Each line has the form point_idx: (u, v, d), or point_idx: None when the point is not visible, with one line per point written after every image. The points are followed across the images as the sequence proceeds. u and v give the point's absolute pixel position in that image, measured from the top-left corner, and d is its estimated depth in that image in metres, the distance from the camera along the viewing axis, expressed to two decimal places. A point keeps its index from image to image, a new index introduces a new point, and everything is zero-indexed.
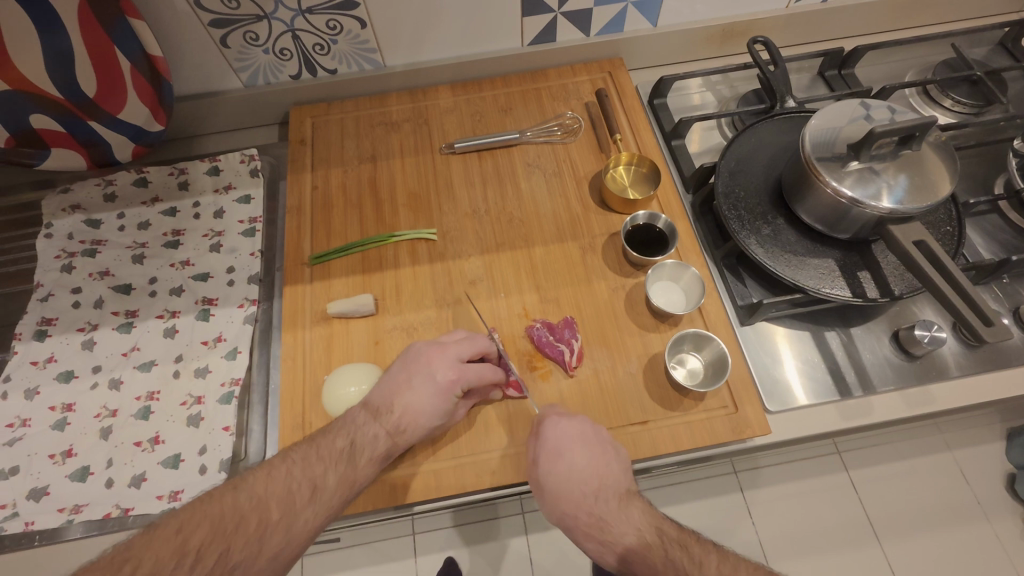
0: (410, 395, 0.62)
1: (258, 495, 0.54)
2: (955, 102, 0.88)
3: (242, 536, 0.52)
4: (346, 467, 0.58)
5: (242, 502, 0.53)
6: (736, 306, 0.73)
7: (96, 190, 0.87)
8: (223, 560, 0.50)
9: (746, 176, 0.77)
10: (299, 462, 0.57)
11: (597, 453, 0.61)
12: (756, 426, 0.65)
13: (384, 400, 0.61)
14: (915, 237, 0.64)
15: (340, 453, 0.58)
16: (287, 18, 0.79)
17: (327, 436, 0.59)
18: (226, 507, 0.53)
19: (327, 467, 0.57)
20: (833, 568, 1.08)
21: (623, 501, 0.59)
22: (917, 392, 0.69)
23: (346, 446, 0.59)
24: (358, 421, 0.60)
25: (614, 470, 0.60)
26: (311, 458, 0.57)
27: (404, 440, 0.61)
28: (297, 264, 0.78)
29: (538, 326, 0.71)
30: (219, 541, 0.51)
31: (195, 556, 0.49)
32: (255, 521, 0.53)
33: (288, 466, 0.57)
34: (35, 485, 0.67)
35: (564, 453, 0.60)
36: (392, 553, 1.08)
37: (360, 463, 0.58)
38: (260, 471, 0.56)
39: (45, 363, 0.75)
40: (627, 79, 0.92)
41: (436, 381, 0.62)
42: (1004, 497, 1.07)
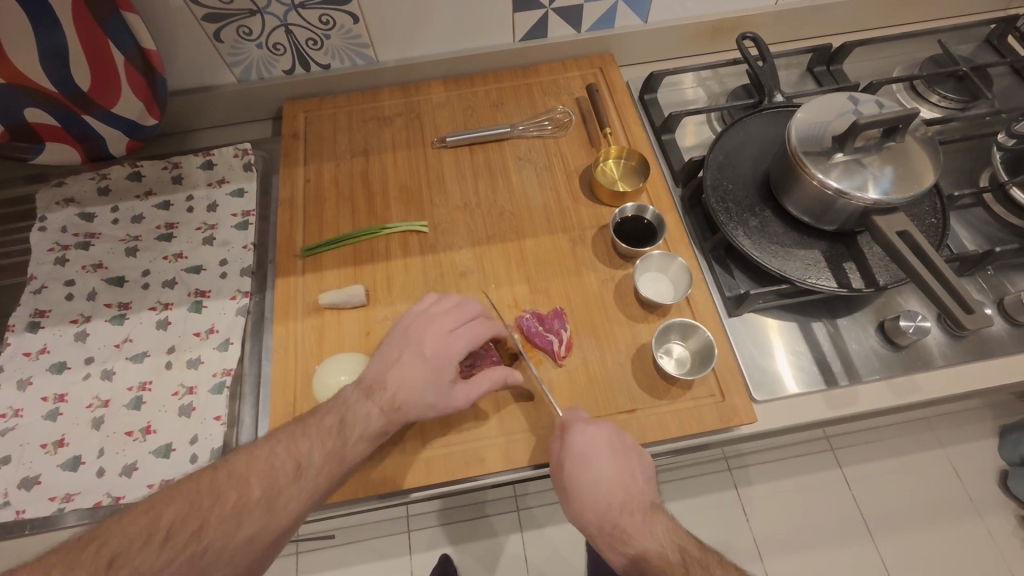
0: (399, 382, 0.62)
1: (237, 473, 0.56)
2: (942, 97, 0.90)
3: (217, 513, 0.53)
4: (333, 449, 0.58)
5: (219, 480, 0.55)
6: (724, 297, 0.74)
7: (90, 184, 0.88)
8: (198, 537, 0.52)
9: (734, 169, 0.78)
10: (283, 441, 0.58)
11: (624, 464, 0.60)
12: (743, 414, 0.66)
13: (374, 386, 0.61)
14: (899, 228, 0.65)
15: (328, 430, 0.59)
16: (280, 13, 0.79)
17: (316, 416, 0.60)
18: (203, 484, 0.55)
19: (311, 445, 0.58)
20: (826, 564, 1.09)
21: (647, 515, 0.59)
22: (902, 381, 0.70)
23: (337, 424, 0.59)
24: (347, 401, 0.61)
25: (640, 482, 0.60)
26: (296, 439, 0.58)
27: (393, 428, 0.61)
28: (290, 256, 0.78)
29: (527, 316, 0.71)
30: (192, 519, 0.53)
31: (164, 534, 0.52)
32: (232, 500, 0.54)
33: (271, 446, 0.58)
34: (27, 475, 0.67)
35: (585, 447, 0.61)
36: (387, 550, 1.09)
37: (350, 441, 0.59)
38: (241, 451, 0.57)
39: (38, 355, 0.75)
40: (618, 75, 0.93)
41: (423, 366, 0.63)
42: (996, 493, 1.08)
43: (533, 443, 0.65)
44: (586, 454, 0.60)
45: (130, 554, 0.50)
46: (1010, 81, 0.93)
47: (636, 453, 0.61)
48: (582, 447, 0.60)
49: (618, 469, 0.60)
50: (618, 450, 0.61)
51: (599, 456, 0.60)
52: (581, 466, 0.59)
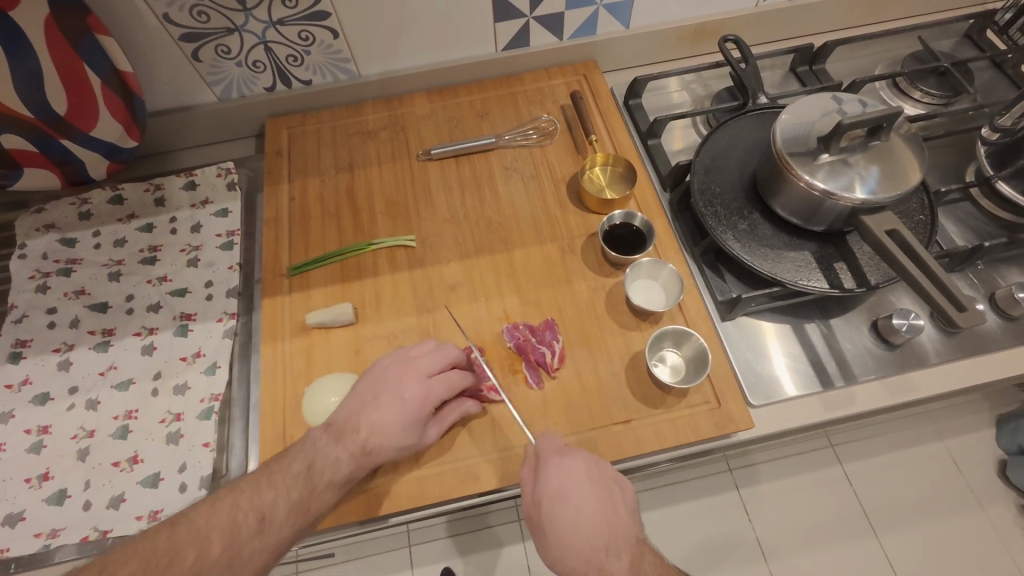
0: (388, 406, 0.61)
1: (198, 527, 0.54)
2: (924, 94, 0.90)
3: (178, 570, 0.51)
4: (320, 480, 0.58)
5: (179, 537, 0.53)
6: (716, 302, 0.73)
7: (71, 209, 0.86)
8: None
9: (721, 172, 0.77)
10: (248, 490, 0.56)
11: (607, 499, 0.58)
12: (739, 420, 0.66)
13: (356, 415, 0.60)
14: (888, 227, 0.65)
15: (309, 466, 0.58)
16: (258, 30, 0.79)
17: (285, 459, 0.59)
18: (162, 542, 0.52)
19: (278, 494, 0.56)
20: (831, 563, 1.08)
21: (635, 552, 0.56)
22: (898, 380, 0.70)
23: (304, 468, 0.58)
24: (319, 443, 0.59)
25: (625, 520, 0.58)
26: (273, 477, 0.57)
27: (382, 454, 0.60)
28: (276, 275, 0.77)
29: (511, 334, 0.71)
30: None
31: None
32: (193, 556, 0.52)
33: (234, 497, 0.56)
34: (11, 511, 0.65)
35: (557, 479, 0.58)
36: (387, 566, 1.08)
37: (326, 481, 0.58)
38: (204, 503, 0.56)
39: (20, 386, 0.74)
40: (602, 81, 0.93)
41: (410, 400, 0.61)
42: (996, 483, 1.09)
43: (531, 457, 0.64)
44: (564, 489, 0.58)
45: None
46: (990, 74, 0.93)
47: (620, 491, 0.59)
48: (560, 482, 0.58)
49: (600, 506, 0.57)
50: (600, 486, 0.58)
51: (578, 492, 0.58)
52: (558, 503, 0.57)
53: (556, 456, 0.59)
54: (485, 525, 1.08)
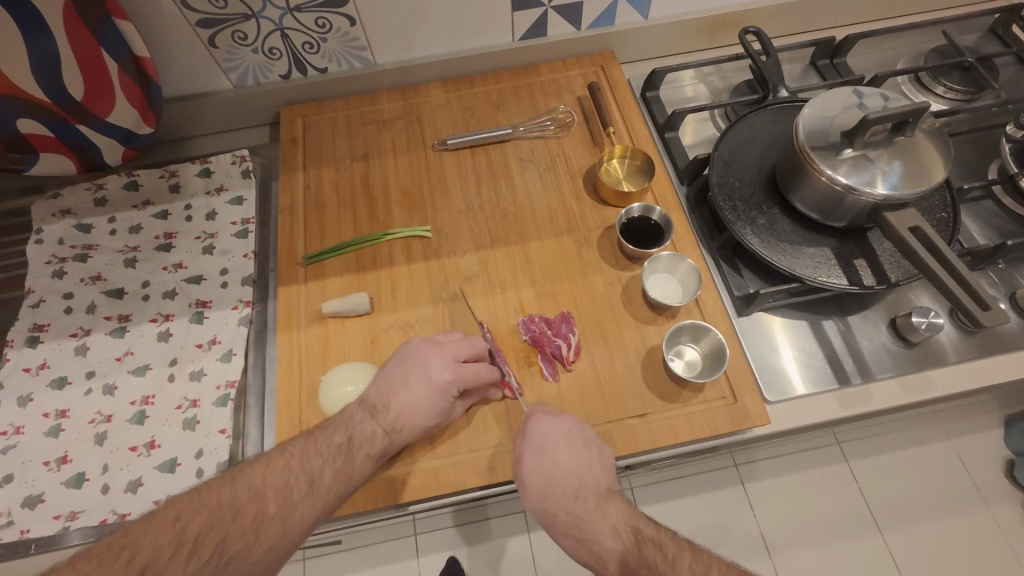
0: (406, 394, 0.61)
1: (256, 485, 0.55)
2: (947, 89, 0.88)
3: (239, 526, 0.52)
4: (344, 463, 0.58)
5: (240, 492, 0.54)
6: (733, 297, 0.72)
7: (87, 195, 0.87)
8: (220, 551, 0.51)
9: (740, 166, 0.77)
10: (298, 455, 0.57)
11: (584, 456, 0.59)
12: (755, 416, 0.65)
13: (380, 398, 0.61)
14: (910, 224, 0.64)
15: (338, 447, 0.59)
16: (275, 17, 0.78)
17: (325, 431, 0.60)
18: (224, 496, 0.53)
19: (324, 461, 0.57)
20: (835, 561, 1.08)
21: (601, 499, 0.58)
22: (915, 378, 0.69)
23: (344, 440, 0.59)
24: (356, 418, 0.61)
25: (599, 472, 0.59)
26: (308, 454, 0.58)
27: (400, 439, 0.61)
28: (291, 264, 0.77)
29: (524, 329, 0.70)
30: (216, 531, 0.51)
31: (192, 546, 0.50)
32: (252, 512, 0.53)
33: (287, 459, 0.57)
34: (30, 493, 0.66)
35: (567, 461, 0.59)
36: (394, 554, 1.09)
37: (358, 459, 0.59)
38: (260, 461, 0.57)
39: (38, 370, 0.74)
40: (620, 72, 0.92)
41: (433, 381, 0.62)
42: (1005, 484, 1.10)
43: None
44: (542, 443, 0.59)
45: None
46: (1014, 70, 0.91)
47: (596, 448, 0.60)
48: (541, 438, 0.60)
49: (575, 459, 0.59)
50: (578, 444, 0.60)
51: (555, 446, 0.59)
52: (535, 454, 0.59)
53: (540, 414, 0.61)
54: (484, 516, 1.10)
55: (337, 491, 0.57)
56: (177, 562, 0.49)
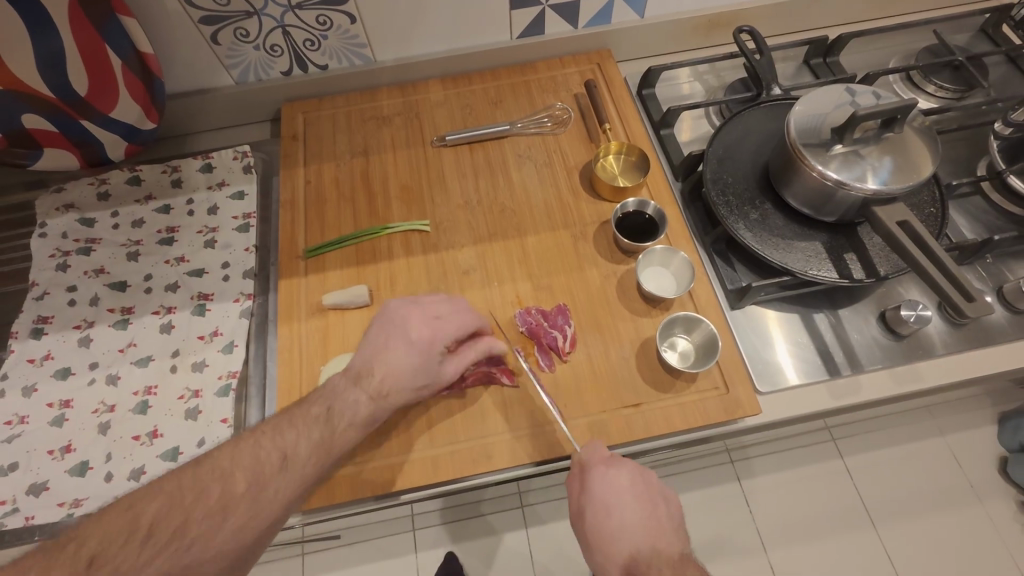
0: (388, 369, 0.63)
1: (222, 467, 0.56)
2: (938, 87, 0.90)
3: (202, 508, 0.54)
4: (319, 435, 0.60)
5: (204, 474, 0.56)
6: (726, 290, 0.74)
7: (90, 189, 0.88)
8: (180, 534, 0.53)
9: (733, 162, 0.78)
10: (270, 432, 0.59)
11: (653, 516, 0.59)
12: (747, 406, 0.67)
13: (364, 365, 0.63)
14: (899, 218, 0.65)
15: (315, 419, 0.60)
16: (276, 14, 0.79)
17: (303, 406, 0.62)
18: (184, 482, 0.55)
19: (298, 435, 0.59)
20: (829, 556, 1.10)
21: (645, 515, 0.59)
22: (904, 370, 0.71)
23: (322, 412, 0.61)
24: (337, 389, 0.62)
25: (648, 493, 0.61)
26: (282, 431, 0.60)
27: (386, 404, 0.62)
28: (292, 258, 0.78)
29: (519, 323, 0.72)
30: (176, 514, 0.54)
31: (148, 531, 0.52)
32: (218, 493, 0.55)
33: (256, 438, 0.59)
34: (35, 481, 0.68)
35: (620, 472, 0.60)
36: (392, 550, 1.12)
37: (337, 429, 0.60)
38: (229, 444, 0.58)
39: (42, 361, 0.75)
40: (616, 70, 0.93)
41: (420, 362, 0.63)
42: (998, 480, 1.11)
43: (540, 440, 0.66)
44: (609, 501, 0.59)
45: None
46: (1005, 69, 0.93)
47: (661, 504, 0.61)
48: (605, 495, 0.59)
49: (643, 519, 0.59)
50: (644, 502, 0.60)
51: (624, 492, 0.60)
52: (601, 514, 0.59)
53: (604, 467, 0.60)
54: (480, 512, 1.13)
55: (317, 466, 0.59)
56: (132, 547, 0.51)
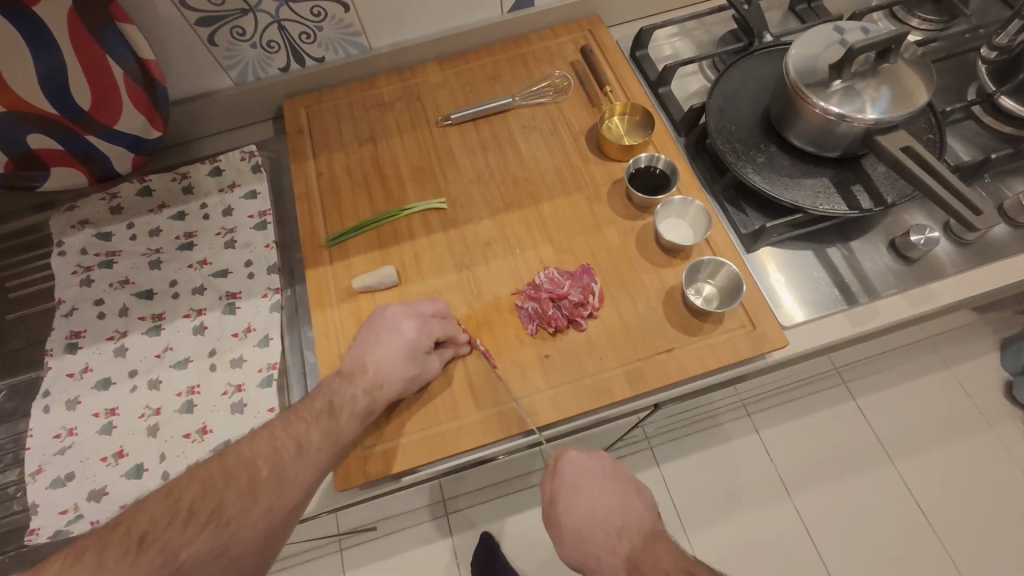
0: (381, 348, 0.65)
1: (245, 457, 0.56)
2: (922, 20, 0.92)
3: (233, 491, 0.54)
4: (329, 422, 0.60)
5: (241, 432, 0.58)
6: (740, 234, 0.76)
7: (102, 204, 0.88)
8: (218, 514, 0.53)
9: (735, 110, 0.80)
10: (280, 425, 0.59)
11: (619, 494, 0.62)
12: (775, 340, 0.69)
13: (356, 362, 0.64)
14: (902, 144, 0.68)
15: (321, 411, 0.61)
16: (271, 9, 0.80)
17: (308, 400, 0.62)
18: (213, 471, 0.55)
19: (308, 425, 0.60)
20: (846, 492, 1.21)
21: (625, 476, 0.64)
22: (919, 292, 0.74)
23: (326, 404, 0.61)
24: (334, 385, 0.63)
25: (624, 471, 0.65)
26: (292, 421, 0.60)
27: (381, 395, 0.63)
28: (315, 247, 0.79)
29: (525, 299, 0.73)
30: (209, 498, 0.53)
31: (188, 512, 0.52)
32: (244, 478, 0.55)
33: (271, 431, 0.59)
34: (94, 487, 0.69)
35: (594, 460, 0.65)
36: (429, 535, 1.22)
37: (342, 419, 0.61)
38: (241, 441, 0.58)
39: (82, 374, 0.77)
40: (608, 35, 0.95)
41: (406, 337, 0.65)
42: (1003, 403, 1.22)
43: (581, 394, 0.68)
44: (574, 482, 0.63)
45: (161, 532, 0.51)
46: None
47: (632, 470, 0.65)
48: (573, 479, 0.63)
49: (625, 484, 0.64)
50: (615, 482, 0.63)
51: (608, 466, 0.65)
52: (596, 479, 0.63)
53: (570, 454, 0.65)
54: (508, 491, 1.23)
55: (328, 449, 0.59)
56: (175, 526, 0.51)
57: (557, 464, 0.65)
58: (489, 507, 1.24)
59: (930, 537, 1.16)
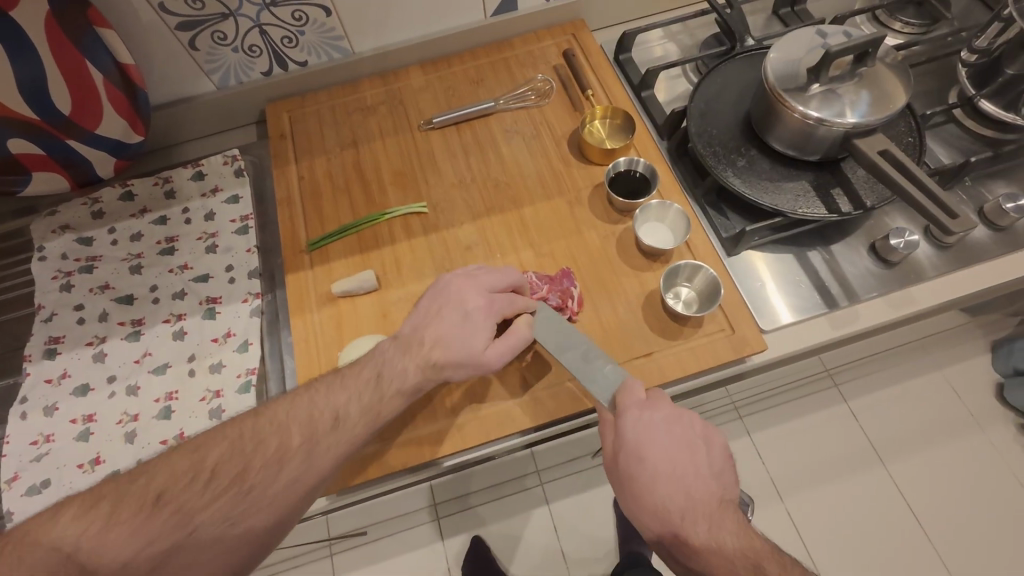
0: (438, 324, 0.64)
1: (267, 430, 0.57)
2: (904, 24, 0.92)
3: (256, 461, 0.55)
4: (369, 399, 0.60)
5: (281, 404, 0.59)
6: (721, 238, 0.76)
7: (83, 209, 0.88)
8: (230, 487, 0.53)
9: (716, 114, 0.80)
10: (311, 401, 0.59)
11: (690, 459, 0.57)
12: (754, 343, 0.69)
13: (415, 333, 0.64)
14: (879, 148, 0.68)
15: (365, 384, 0.61)
16: (252, 14, 0.80)
17: (353, 370, 0.62)
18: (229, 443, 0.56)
19: (347, 400, 0.60)
20: (837, 496, 1.20)
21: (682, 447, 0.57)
22: (900, 295, 0.74)
23: (372, 376, 0.61)
24: (387, 355, 0.63)
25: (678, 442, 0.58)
26: (324, 396, 0.60)
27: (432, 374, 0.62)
28: (296, 252, 0.79)
29: None
30: (229, 465, 0.54)
31: (203, 478, 0.53)
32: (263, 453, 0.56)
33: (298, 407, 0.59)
34: (70, 495, 0.69)
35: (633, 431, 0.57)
36: (420, 539, 1.21)
37: (385, 398, 0.60)
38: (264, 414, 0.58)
39: (60, 381, 0.76)
40: (591, 38, 0.95)
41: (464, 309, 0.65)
42: (994, 405, 1.22)
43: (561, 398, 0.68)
44: (640, 444, 0.57)
45: (169, 498, 0.51)
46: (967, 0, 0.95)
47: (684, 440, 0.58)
48: (636, 441, 0.57)
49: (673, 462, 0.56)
50: (665, 458, 0.56)
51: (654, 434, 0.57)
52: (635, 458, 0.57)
53: (635, 412, 0.58)
54: (499, 495, 1.22)
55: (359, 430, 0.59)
56: (171, 505, 0.51)
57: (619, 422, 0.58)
58: (479, 511, 1.23)
59: (921, 540, 1.15)
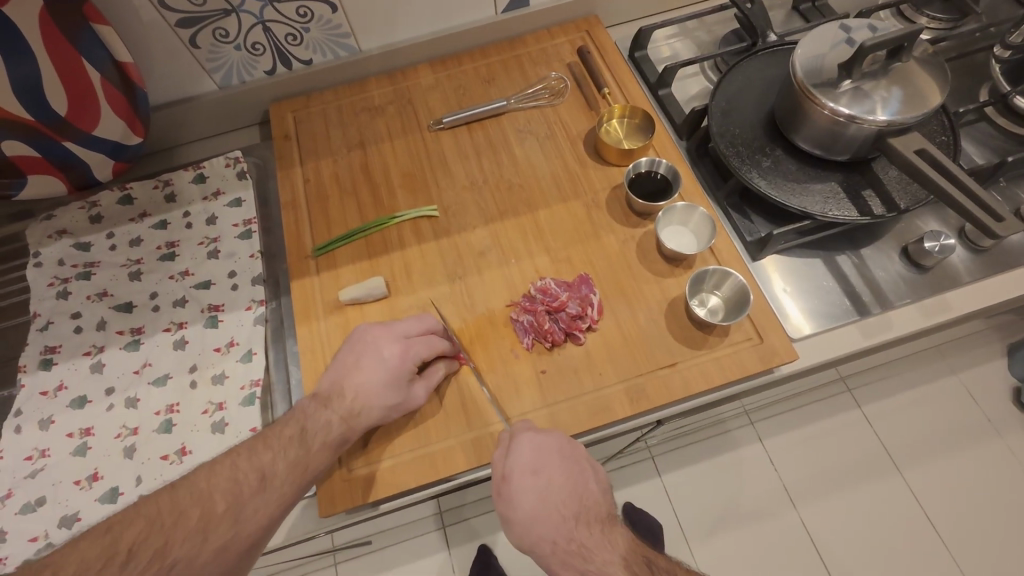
0: (361, 374, 0.61)
1: (199, 489, 0.54)
2: (930, 19, 0.89)
3: (182, 529, 0.52)
4: (297, 452, 0.58)
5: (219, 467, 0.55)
6: (745, 243, 0.73)
7: (81, 213, 0.85)
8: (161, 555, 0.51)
9: (738, 112, 0.77)
10: (245, 453, 0.57)
11: (576, 475, 0.58)
12: (783, 352, 0.66)
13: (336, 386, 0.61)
14: (915, 147, 0.64)
15: (289, 439, 0.58)
16: (255, 10, 0.77)
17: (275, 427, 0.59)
18: (164, 504, 0.53)
19: (275, 455, 0.57)
20: (853, 505, 1.16)
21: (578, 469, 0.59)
22: (933, 302, 0.70)
23: (296, 431, 0.58)
24: (308, 409, 0.60)
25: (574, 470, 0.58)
26: (260, 448, 0.57)
27: (358, 422, 0.60)
28: (301, 257, 0.76)
29: (521, 311, 0.69)
30: (155, 536, 0.51)
31: (128, 552, 0.50)
32: (196, 515, 0.53)
33: (232, 460, 0.56)
34: (66, 513, 0.66)
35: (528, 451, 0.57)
36: (426, 548, 1.18)
37: (313, 448, 0.58)
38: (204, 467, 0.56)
39: (56, 393, 0.73)
40: (606, 35, 0.92)
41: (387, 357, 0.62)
42: (1013, 411, 1.19)
43: (580, 410, 0.64)
44: (533, 462, 0.57)
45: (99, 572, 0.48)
46: None
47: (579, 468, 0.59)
48: (531, 459, 0.57)
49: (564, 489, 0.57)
50: (554, 486, 0.57)
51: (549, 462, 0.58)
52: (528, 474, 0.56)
53: (528, 431, 0.59)
54: None
55: (291, 480, 0.57)
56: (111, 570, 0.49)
57: (513, 441, 0.58)
58: (486, 520, 1.20)
59: (941, 552, 1.12)
